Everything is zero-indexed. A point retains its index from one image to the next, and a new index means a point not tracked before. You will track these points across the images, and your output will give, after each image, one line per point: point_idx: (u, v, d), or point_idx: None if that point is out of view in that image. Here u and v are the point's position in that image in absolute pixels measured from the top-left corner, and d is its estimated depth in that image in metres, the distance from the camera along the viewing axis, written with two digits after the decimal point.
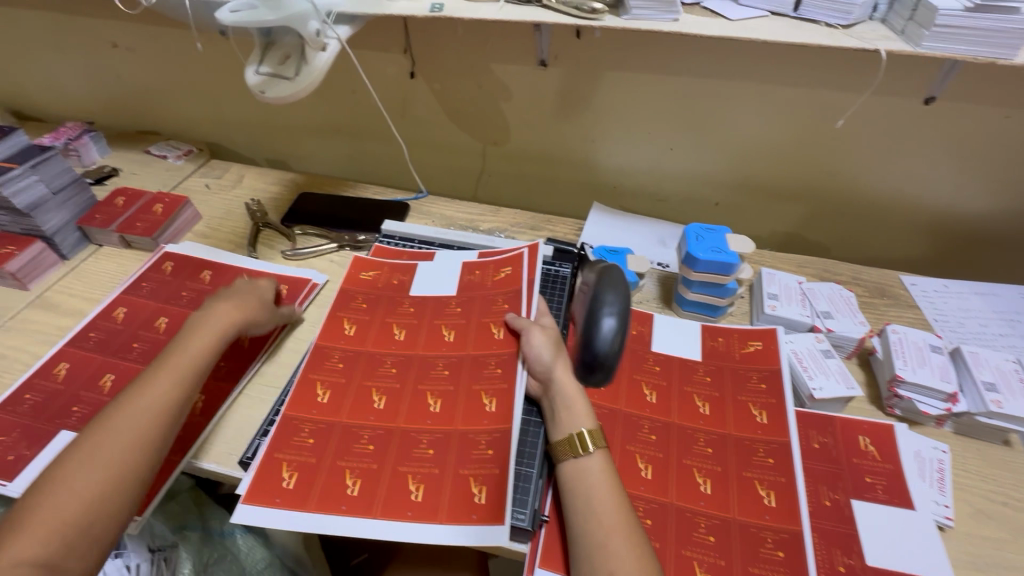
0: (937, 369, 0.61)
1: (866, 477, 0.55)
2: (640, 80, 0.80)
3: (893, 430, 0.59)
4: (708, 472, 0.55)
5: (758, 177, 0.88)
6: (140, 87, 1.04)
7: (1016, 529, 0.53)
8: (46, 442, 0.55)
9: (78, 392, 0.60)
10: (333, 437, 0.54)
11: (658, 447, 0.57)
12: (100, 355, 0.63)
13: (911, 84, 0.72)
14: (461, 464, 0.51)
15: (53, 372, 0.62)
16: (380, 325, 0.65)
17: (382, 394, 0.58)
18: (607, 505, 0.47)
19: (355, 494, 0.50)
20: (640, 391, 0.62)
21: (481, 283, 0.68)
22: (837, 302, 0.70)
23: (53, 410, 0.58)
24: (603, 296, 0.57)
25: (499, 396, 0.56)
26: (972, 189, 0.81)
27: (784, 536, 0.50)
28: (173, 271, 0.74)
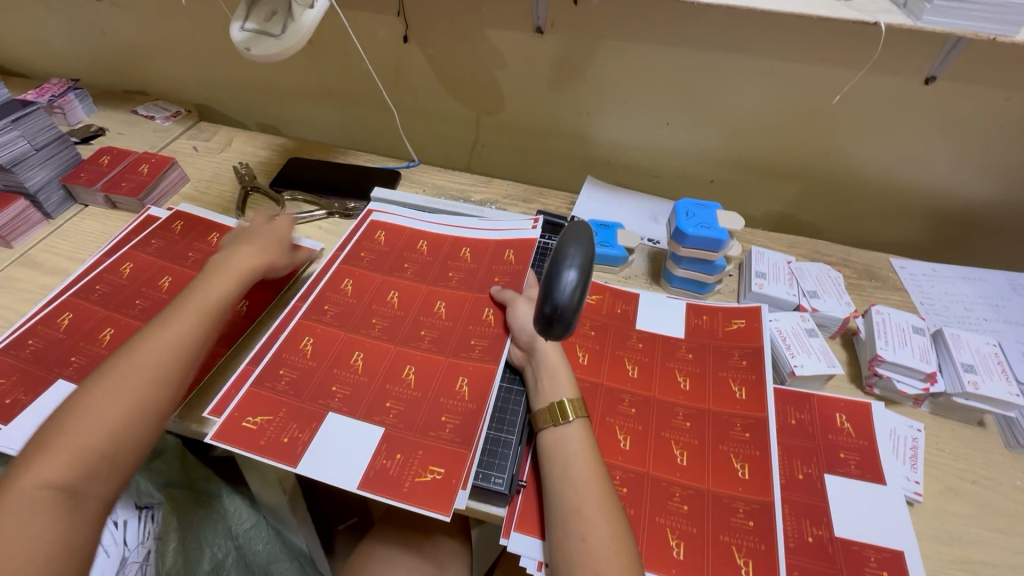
0: (917, 350, 0.61)
1: (840, 452, 0.56)
2: (637, 50, 0.78)
3: (872, 409, 0.59)
4: (685, 444, 0.56)
5: (754, 154, 0.87)
6: (126, 44, 1.01)
7: (982, 505, 0.54)
8: (42, 389, 0.55)
9: (77, 343, 0.59)
10: (306, 402, 0.53)
11: (638, 420, 0.58)
12: (104, 308, 0.63)
13: (911, 63, 0.71)
14: (439, 444, 0.50)
15: (57, 320, 0.62)
16: (366, 308, 0.62)
17: (343, 387, 0.55)
18: (583, 472, 0.48)
19: (344, 456, 0.49)
20: (622, 366, 0.62)
21: (480, 266, 0.67)
22: (825, 282, 0.71)
23: (52, 357, 0.58)
24: (567, 243, 0.41)
25: (476, 378, 0.55)
26: (967, 172, 0.80)
27: (754, 507, 0.51)
28: (183, 231, 0.73)
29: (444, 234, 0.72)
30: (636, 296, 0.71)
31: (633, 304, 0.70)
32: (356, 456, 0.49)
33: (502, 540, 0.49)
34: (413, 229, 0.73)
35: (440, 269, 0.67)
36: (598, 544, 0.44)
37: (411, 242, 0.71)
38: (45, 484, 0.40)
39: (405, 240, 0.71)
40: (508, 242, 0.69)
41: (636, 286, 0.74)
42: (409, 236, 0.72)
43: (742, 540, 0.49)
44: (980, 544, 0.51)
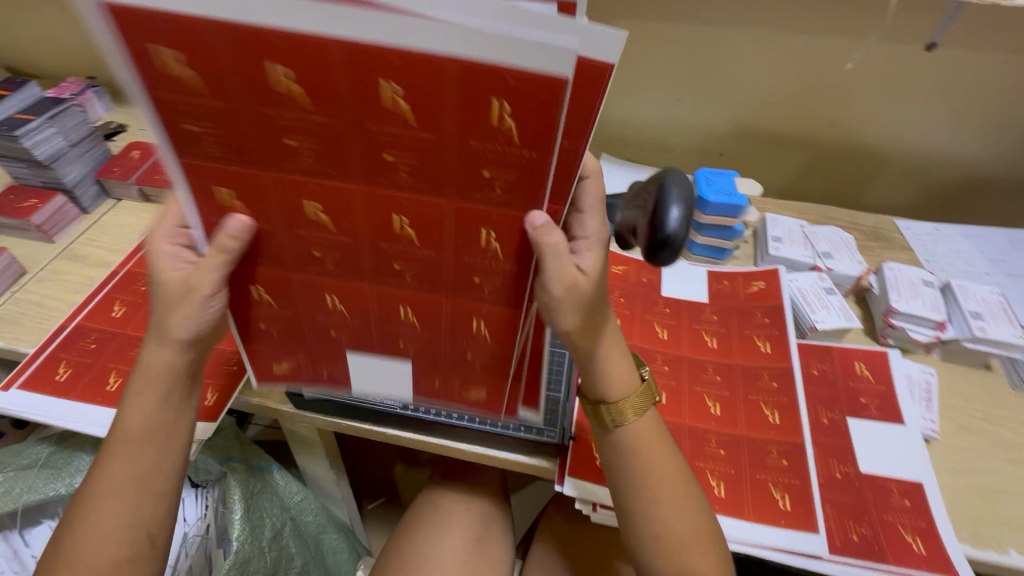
0: (928, 301, 0.66)
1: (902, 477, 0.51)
2: (649, 28, 0.81)
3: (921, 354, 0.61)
4: (720, 397, 0.60)
5: (762, 127, 0.90)
6: None
7: (993, 439, 0.59)
8: (111, 379, 0.59)
9: (133, 334, 0.63)
10: (367, 340, 0.47)
11: (671, 376, 0.62)
12: (150, 301, 0.67)
13: (914, 30, 0.74)
14: (473, 372, 0.49)
15: (109, 311, 0.65)
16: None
17: (341, 330, 0.47)
18: (655, 464, 0.47)
19: (440, 386, 0.52)
20: (653, 329, 0.66)
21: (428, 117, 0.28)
22: (837, 243, 0.74)
23: (115, 347, 0.62)
24: (671, 185, 0.48)
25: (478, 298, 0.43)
26: (968, 134, 0.84)
27: (785, 449, 0.55)
28: None
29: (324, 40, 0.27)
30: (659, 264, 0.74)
31: (657, 272, 0.73)
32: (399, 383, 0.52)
33: (557, 487, 0.53)
34: None
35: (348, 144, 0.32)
36: (675, 524, 0.46)
37: (269, 82, 0.29)
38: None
39: None
40: None
41: None
42: None
43: (774, 478, 0.53)
44: (993, 473, 0.56)
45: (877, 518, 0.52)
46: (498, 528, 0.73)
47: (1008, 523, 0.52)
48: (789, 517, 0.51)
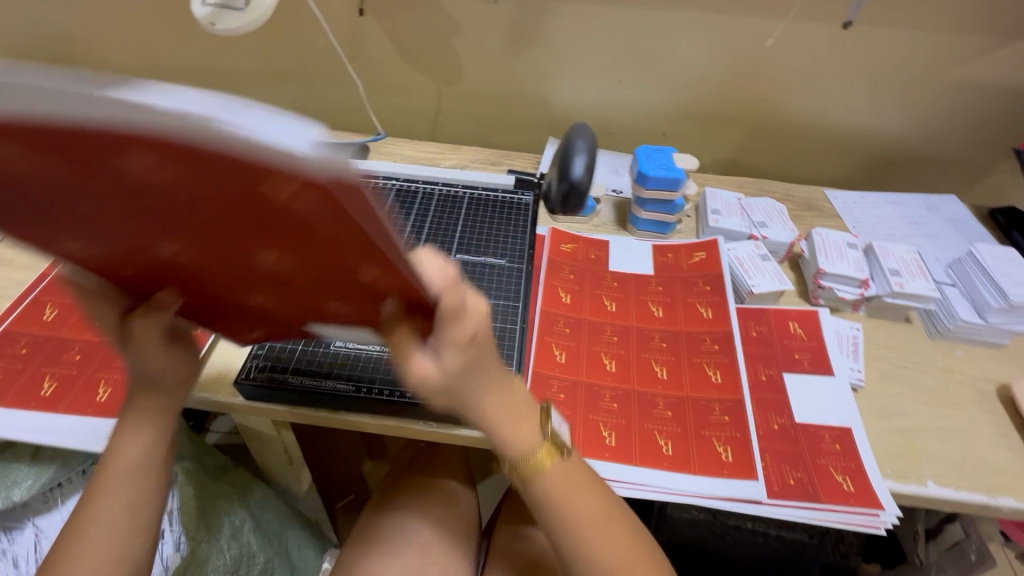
0: (853, 261, 0.70)
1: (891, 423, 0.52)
2: (588, 11, 0.83)
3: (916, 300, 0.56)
4: (612, 425, 0.57)
5: (700, 106, 0.94)
6: (60, 32, 0.97)
7: (912, 384, 0.64)
8: (46, 382, 0.57)
9: (67, 336, 0.61)
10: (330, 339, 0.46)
11: (619, 414, 0.58)
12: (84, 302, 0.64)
13: (831, 8, 0.79)
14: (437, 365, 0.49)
15: (40, 314, 0.62)
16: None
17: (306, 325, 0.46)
18: (578, 506, 0.43)
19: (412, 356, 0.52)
20: (597, 430, 0.57)
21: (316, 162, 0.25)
22: (771, 213, 0.78)
23: (49, 350, 0.59)
24: (575, 141, 0.73)
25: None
26: (886, 107, 0.90)
27: (727, 406, 0.58)
28: None
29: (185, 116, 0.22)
30: (607, 241, 0.76)
31: (604, 249, 0.75)
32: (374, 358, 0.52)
33: None
34: (395, 197, 0.76)
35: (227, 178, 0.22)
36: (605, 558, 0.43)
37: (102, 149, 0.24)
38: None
39: None
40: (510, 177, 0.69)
41: (605, 233, 0.79)
42: None
43: (716, 434, 0.56)
44: (913, 415, 0.61)
45: (810, 462, 0.56)
46: (462, 509, 0.74)
47: (926, 457, 0.57)
48: (732, 467, 0.54)
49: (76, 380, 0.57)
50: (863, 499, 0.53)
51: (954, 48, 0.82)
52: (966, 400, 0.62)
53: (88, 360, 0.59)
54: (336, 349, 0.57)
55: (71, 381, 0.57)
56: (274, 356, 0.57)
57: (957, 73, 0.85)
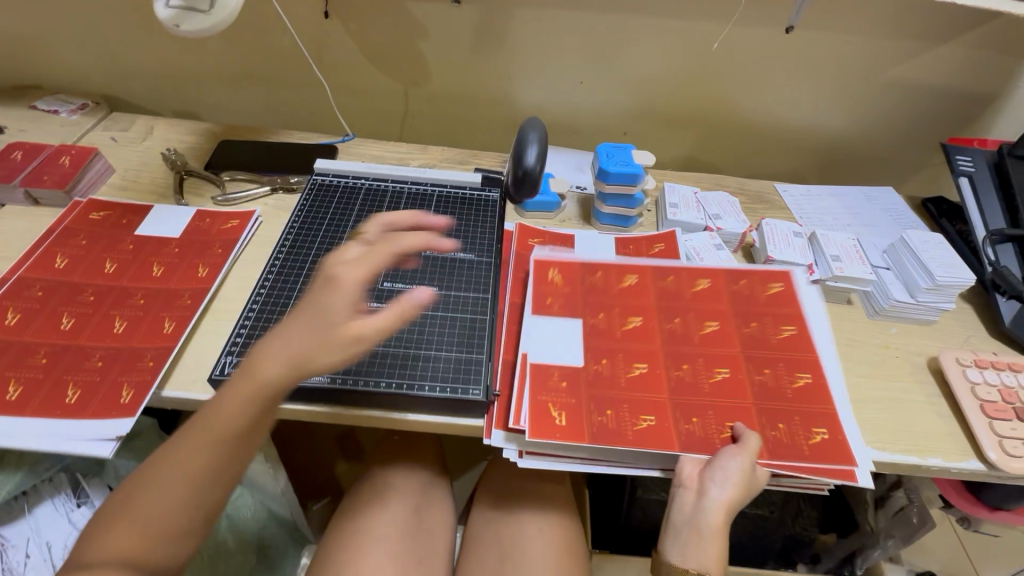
0: (798, 249, 0.75)
1: (795, 371, 0.62)
2: (549, 15, 0.87)
3: (803, 306, 0.68)
4: (564, 405, 0.56)
5: (659, 106, 0.98)
6: (11, 34, 0.94)
7: (852, 360, 0.69)
8: (10, 388, 0.56)
9: (31, 341, 0.60)
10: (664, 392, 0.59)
11: (570, 394, 0.58)
12: (49, 306, 0.63)
13: (775, 14, 0.85)
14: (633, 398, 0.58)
15: (2, 320, 0.61)
16: (342, 249, 0.70)
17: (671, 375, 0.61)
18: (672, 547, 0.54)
19: (565, 423, 0.55)
20: (548, 414, 0.55)
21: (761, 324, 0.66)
22: (725, 206, 0.83)
23: (12, 354, 0.58)
24: (528, 133, 0.75)
25: (779, 328, 0.65)
26: (827, 106, 0.97)
27: (630, 353, 0.62)
28: (106, 219, 0.74)
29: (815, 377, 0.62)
30: (571, 235, 0.80)
31: (569, 242, 0.79)
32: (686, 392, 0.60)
33: (487, 440, 0.56)
34: (365, 196, 0.78)
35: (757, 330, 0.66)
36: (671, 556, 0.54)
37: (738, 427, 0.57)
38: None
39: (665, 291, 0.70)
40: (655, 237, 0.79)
41: (570, 228, 0.82)
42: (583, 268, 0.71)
43: (624, 371, 0.60)
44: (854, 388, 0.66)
45: (701, 388, 0.60)
46: (438, 496, 0.76)
47: (866, 425, 0.62)
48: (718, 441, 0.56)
49: (44, 383, 0.57)
50: (749, 418, 0.58)
51: (885, 52, 0.89)
52: (899, 372, 0.68)
53: (53, 364, 0.58)
54: None
55: (38, 385, 0.56)
56: (247, 351, 0.57)
57: (888, 74, 0.92)
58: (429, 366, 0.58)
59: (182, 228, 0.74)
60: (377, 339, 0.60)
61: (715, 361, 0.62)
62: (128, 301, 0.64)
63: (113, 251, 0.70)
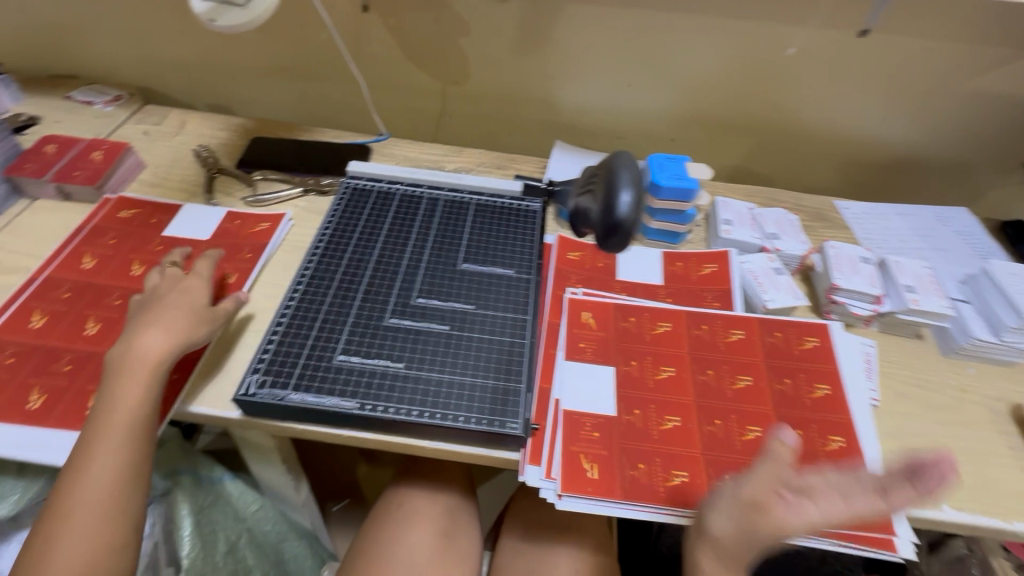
0: (867, 277, 0.69)
1: (826, 433, 0.57)
2: (600, 13, 0.81)
3: (841, 357, 0.63)
4: (595, 457, 0.53)
5: (711, 112, 0.92)
6: (50, 22, 0.93)
7: (925, 404, 0.63)
8: (33, 395, 0.54)
9: (56, 346, 0.58)
10: (702, 444, 0.55)
11: (601, 444, 0.54)
12: (75, 309, 0.61)
13: (847, 17, 0.78)
14: (674, 451, 0.55)
15: (27, 323, 0.60)
16: (375, 259, 0.66)
17: (712, 428, 0.56)
18: None
19: (596, 477, 0.52)
20: (580, 467, 0.52)
21: (799, 361, 0.62)
22: (783, 224, 0.77)
23: (36, 360, 0.57)
24: None
25: (814, 374, 0.61)
26: (898, 116, 0.89)
27: (661, 404, 0.58)
28: (135, 218, 0.72)
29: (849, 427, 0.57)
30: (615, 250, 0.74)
31: (613, 257, 0.74)
32: (717, 440, 0.56)
33: (521, 476, 0.52)
34: (400, 201, 0.74)
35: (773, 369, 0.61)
36: None
37: None
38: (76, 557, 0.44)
39: (718, 329, 0.65)
40: (704, 256, 0.73)
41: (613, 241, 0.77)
42: (617, 312, 0.66)
43: (655, 423, 0.57)
44: (927, 436, 0.60)
45: (732, 446, 0.55)
46: (464, 521, 0.72)
47: None
48: None
49: (66, 392, 0.54)
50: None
51: (970, 59, 0.81)
52: (978, 420, 0.62)
53: (78, 372, 0.56)
54: (339, 363, 0.55)
55: (61, 394, 0.54)
56: (275, 368, 0.54)
57: (970, 84, 0.84)
58: (463, 395, 0.54)
59: (212, 229, 0.71)
60: (409, 360, 0.56)
61: (750, 419, 0.57)
62: None
63: (139, 250, 0.68)
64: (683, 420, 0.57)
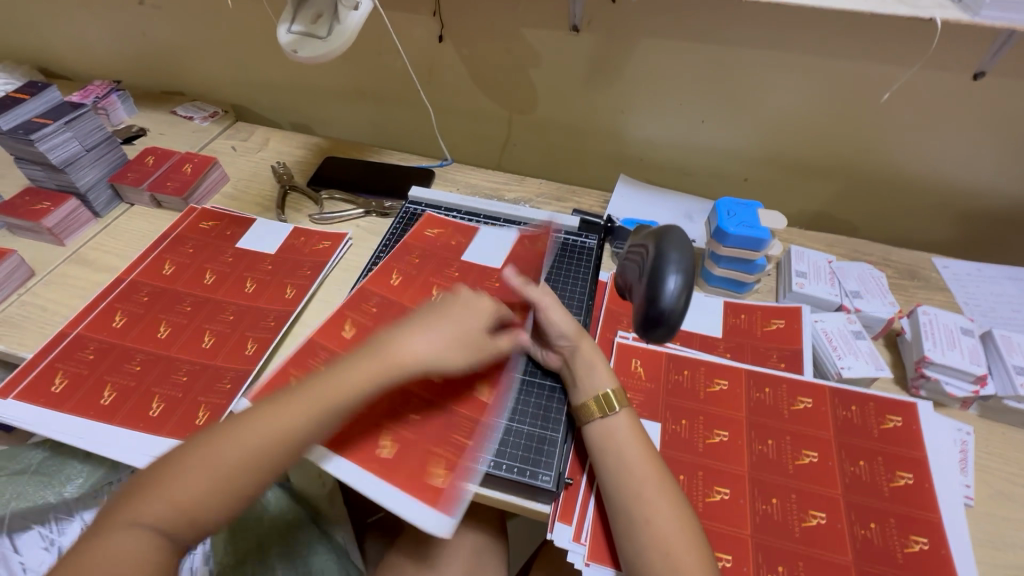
0: (967, 351, 0.60)
1: (907, 533, 0.49)
2: (675, 48, 0.78)
3: (928, 445, 0.55)
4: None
5: (792, 153, 0.86)
6: (165, 45, 1.03)
7: None
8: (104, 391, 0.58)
9: (130, 346, 0.62)
10: (752, 525, 0.50)
11: (414, 427, 0.50)
12: (151, 311, 0.66)
13: (960, 58, 0.70)
14: (720, 528, 0.50)
15: (110, 322, 0.65)
16: (423, 283, 0.66)
17: (766, 507, 0.51)
18: None
19: None
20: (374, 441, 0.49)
21: (877, 443, 0.55)
22: (867, 282, 0.70)
23: (112, 358, 0.61)
24: (668, 251, 0.45)
25: (895, 460, 0.54)
26: (1016, 168, 0.78)
27: (711, 473, 0.53)
28: (215, 229, 0.77)
29: (936, 528, 0.49)
30: None
31: None
32: (769, 520, 0.50)
33: (548, 533, 0.49)
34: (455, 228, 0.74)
35: (852, 449, 0.54)
36: None
37: None
38: (137, 525, 0.40)
39: (782, 394, 0.59)
40: (771, 310, 0.67)
41: None
42: (668, 364, 0.62)
43: (701, 493, 0.52)
44: None
45: (790, 531, 0.49)
46: (490, 563, 0.69)
47: None
48: None
49: (134, 392, 0.58)
50: None
51: None
52: None
53: (146, 373, 0.59)
54: None
55: (129, 393, 0.58)
56: None
57: None
58: (498, 440, 0.52)
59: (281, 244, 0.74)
60: None
61: (813, 503, 0.51)
62: (218, 317, 0.65)
63: (210, 257, 0.72)
64: (734, 494, 0.52)
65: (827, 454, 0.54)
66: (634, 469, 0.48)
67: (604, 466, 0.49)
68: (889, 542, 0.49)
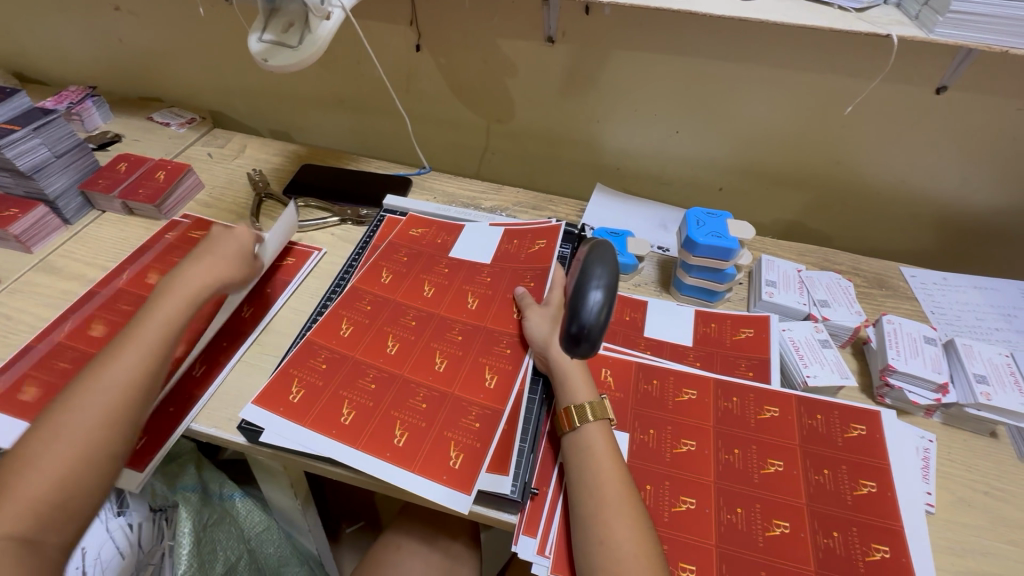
0: (929, 360, 0.61)
1: (868, 540, 0.50)
2: (648, 60, 0.79)
3: (891, 458, 0.55)
4: (357, 404, 0.54)
5: (764, 163, 0.87)
6: (142, 51, 1.02)
7: (995, 517, 0.54)
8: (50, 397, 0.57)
9: (82, 352, 0.61)
10: (717, 535, 0.50)
11: (423, 416, 0.53)
12: (108, 318, 0.65)
13: (923, 72, 0.71)
14: (685, 539, 0.50)
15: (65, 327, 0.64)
16: (412, 280, 0.67)
17: (731, 518, 0.51)
18: None
19: None
20: (390, 431, 0.52)
21: (841, 453, 0.55)
22: (835, 291, 0.71)
23: (62, 365, 0.60)
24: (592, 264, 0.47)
25: (859, 469, 0.54)
26: (980, 179, 0.80)
27: (677, 483, 0.53)
28: (185, 236, 0.76)
29: (897, 537, 0.50)
30: (645, 303, 0.71)
31: (642, 311, 0.70)
32: (733, 531, 0.50)
33: (513, 546, 0.49)
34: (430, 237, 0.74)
35: (816, 458, 0.55)
36: None
37: None
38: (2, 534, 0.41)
39: (749, 403, 0.59)
40: (742, 319, 0.68)
41: (645, 295, 0.74)
42: (638, 374, 0.62)
43: (667, 503, 0.52)
44: (993, 556, 0.51)
45: (755, 541, 0.50)
46: None
47: None
48: None
49: None
50: None
51: None
52: None
53: None
54: None
55: None
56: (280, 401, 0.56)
57: None
58: None
59: None
60: None
61: (778, 512, 0.51)
62: None
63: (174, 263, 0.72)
64: (700, 504, 0.52)
65: (792, 462, 0.55)
66: (600, 487, 0.48)
67: (575, 483, 0.49)
68: (851, 551, 0.49)
